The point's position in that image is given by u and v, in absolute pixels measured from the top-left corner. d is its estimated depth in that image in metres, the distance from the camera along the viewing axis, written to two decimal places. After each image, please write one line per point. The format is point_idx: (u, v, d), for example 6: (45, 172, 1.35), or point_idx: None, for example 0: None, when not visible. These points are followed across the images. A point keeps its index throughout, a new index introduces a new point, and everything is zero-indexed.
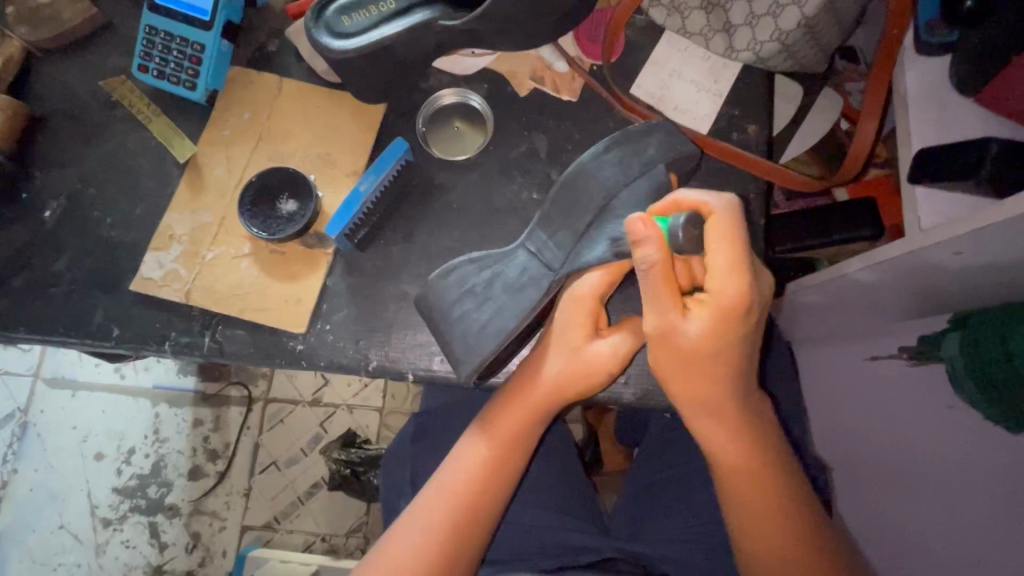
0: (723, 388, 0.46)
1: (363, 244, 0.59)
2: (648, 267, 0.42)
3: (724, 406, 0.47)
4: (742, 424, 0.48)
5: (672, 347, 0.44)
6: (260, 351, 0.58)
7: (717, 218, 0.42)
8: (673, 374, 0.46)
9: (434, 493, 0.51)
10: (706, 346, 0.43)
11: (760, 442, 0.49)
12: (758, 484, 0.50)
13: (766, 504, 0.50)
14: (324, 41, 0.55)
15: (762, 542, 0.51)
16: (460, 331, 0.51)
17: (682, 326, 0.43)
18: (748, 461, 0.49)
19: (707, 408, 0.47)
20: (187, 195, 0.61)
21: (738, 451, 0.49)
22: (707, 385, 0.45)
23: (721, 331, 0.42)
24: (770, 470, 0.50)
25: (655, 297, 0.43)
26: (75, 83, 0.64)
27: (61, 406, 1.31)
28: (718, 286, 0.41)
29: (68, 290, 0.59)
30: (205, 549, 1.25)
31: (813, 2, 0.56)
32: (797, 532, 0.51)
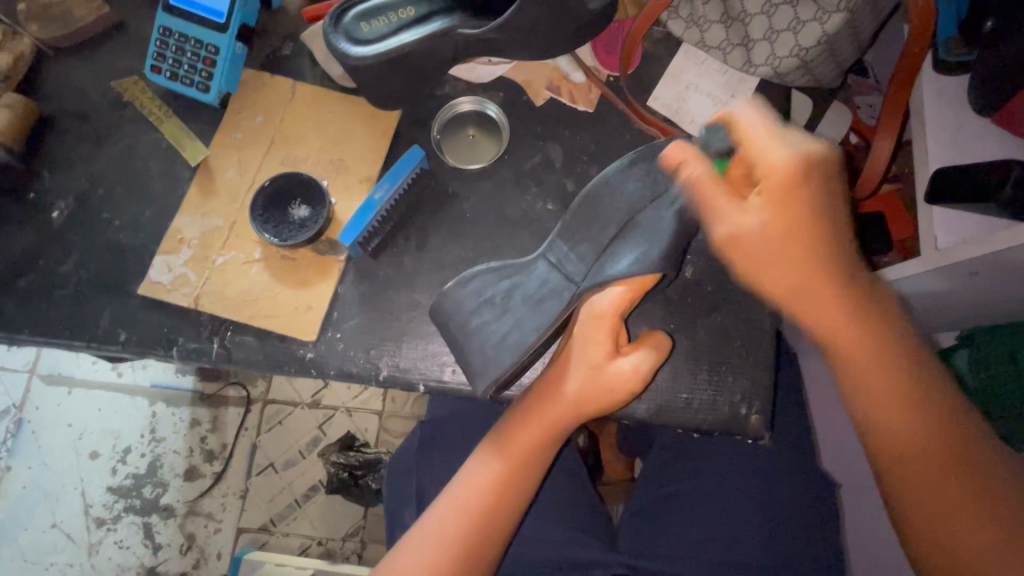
0: (822, 250, 0.44)
1: (376, 252, 0.59)
2: (698, 178, 0.46)
3: (864, 304, 0.46)
4: (888, 338, 0.46)
5: (742, 249, 0.46)
6: (269, 358, 0.57)
7: (740, 116, 0.44)
8: (756, 269, 0.46)
9: (444, 512, 0.51)
10: (796, 239, 0.44)
11: (909, 356, 0.47)
12: (901, 414, 0.47)
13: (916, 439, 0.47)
14: (342, 47, 0.54)
15: (938, 501, 0.46)
16: (478, 343, 0.50)
17: (745, 220, 0.45)
18: (880, 359, 0.46)
19: (830, 317, 0.46)
20: (198, 199, 0.60)
21: (871, 362, 0.46)
22: (810, 265, 0.44)
23: (785, 194, 0.43)
24: (918, 397, 0.47)
25: (708, 206, 0.46)
26: (85, 82, 0.63)
27: (56, 404, 1.29)
28: (773, 160, 0.43)
29: (73, 292, 0.58)
30: (200, 551, 1.24)
31: (834, 20, 0.56)
32: (966, 478, 0.46)
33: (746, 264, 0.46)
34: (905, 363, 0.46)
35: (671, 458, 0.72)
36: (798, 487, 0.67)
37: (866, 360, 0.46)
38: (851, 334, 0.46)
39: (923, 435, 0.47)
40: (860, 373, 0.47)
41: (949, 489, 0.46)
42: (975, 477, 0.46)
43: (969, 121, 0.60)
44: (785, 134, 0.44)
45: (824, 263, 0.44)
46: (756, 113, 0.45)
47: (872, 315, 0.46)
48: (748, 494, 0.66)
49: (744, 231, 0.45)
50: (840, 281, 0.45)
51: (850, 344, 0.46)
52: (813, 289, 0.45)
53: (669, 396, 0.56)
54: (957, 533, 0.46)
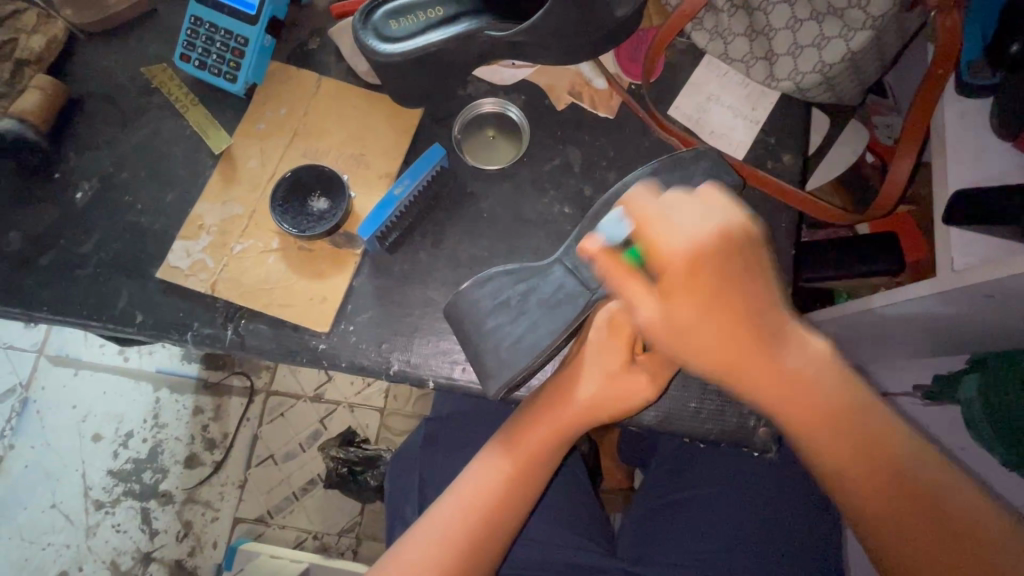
0: (749, 344, 0.40)
1: (392, 247, 0.59)
2: (604, 266, 0.41)
3: (773, 352, 0.40)
4: (793, 376, 0.41)
5: (661, 335, 0.41)
6: (281, 347, 0.57)
7: (636, 203, 0.39)
8: (686, 351, 0.41)
9: (451, 505, 0.51)
10: (700, 319, 0.39)
11: (838, 384, 0.42)
12: (844, 456, 0.43)
13: (868, 475, 0.43)
14: (371, 44, 0.55)
15: (911, 545, 0.43)
16: (492, 344, 0.50)
17: (642, 309, 0.40)
18: (841, 408, 0.42)
19: (757, 377, 0.41)
20: (219, 186, 0.61)
21: (806, 403, 0.42)
22: (738, 351, 0.40)
23: (690, 281, 0.38)
24: (875, 443, 0.43)
25: (618, 287, 0.41)
26: (115, 67, 0.64)
27: (62, 385, 1.31)
28: (671, 250, 0.37)
29: (91, 273, 0.59)
30: (195, 539, 1.25)
31: (860, 37, 0.56)
32: (931, 518, 0.43)
33: (687, 354, 0.41)
34: (838, 386, 0.42)
35: (674, 467, 0.72)
36: (801, 503, 0.66)
37: (808, 402, 0.42)
38: (787, 389, 0.41)
39: (871, 467, 0.43)
40: (800, 413, 0.42)
41: (918, 539, 0.43)
42: (933, 500, 0.43)
43: (989, 144, 0.61)
44: (671, 202, 0.38)
45: (737, 316, 0.39)
46: (656, 202, 0.38)
47: (827, 380, 0.41)
48: (751, 507, 0.66)
49: (660, 322, 0.40)
50: (751, 329, 0.40)
51: (802, 395, 0.42)
52: (738, 356, 0.40)
53: (679, 403, 0.56)
54: None
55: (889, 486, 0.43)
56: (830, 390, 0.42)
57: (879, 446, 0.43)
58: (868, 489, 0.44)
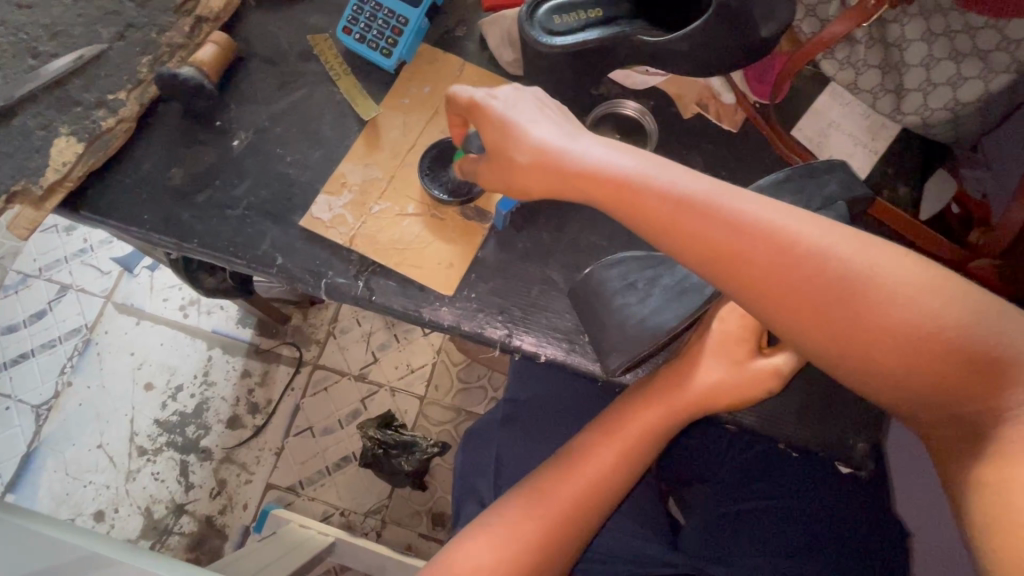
0: (600, 186, 0.48)
1: (518, 225, 0.63)
2: (473, 168, 0.55)
3: (711, 216, 0.44)
4: (732, 230, 0.44)
5: (545, 175, 0.50)
6: (406, 304, 0.61)
7: (461, 97, 0.53)
8: (569, 192, 0.50)
9: (556, 474, 0.54)
10: (624, 202, 0.47)
11: (786, 232, 0.43)
12: (823, 321, 0.42)
13: (847, 332, 0.42)
14: (535, 36, 0.59)
15: (899, 384, 0.42)
16: (618, 321, 0.53)
17: (513, 162, 0.51)
18: (739, 263, 0.44)
19: (698, 249, 0.45)
20: (363, 150, 0.66)
21: (733, 270, 0.44)
22: (612, 188, 0.47)
23: (574, 182, 0.49)
24: (804, 279, 0.43)
25: (488, 176, 0.54)
26: (279, 32, 0.70)
27: (125, 331, 1.37)
28: (470, 108, 0.53)
29: (241, 214, 0.64)
30: (228, 498, 1.28)
31: (1000, 80, 0.58)
32: (899, 340, 0.41)
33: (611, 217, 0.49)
34: (773, 240, 0.43)
35: (741, 480, 0.69)
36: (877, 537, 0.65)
37: (753, 264, 0.43)
38: (723, 267, 0.44)
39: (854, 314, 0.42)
40: (750, 290, 0.44)
41: (900, 366, 0.41)
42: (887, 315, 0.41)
43: None
44: (511, 97, 0.53)
45: (652, 208, 0.46)
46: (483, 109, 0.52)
47: (683, 214, 0.45)
48: (822, 523, 0.65)
49: (528, 174, 0.50)
50: (687, 222, 0.45)
51: (688, 249, 0.45)
52: (602, 194, 0.48)
53: (778, 409, 0.57)
54: (942, 401, 0.41)
55: (891, 347, 0.41)
56: (695, 222, 0.45)
57: (799, 276, 0.43)
58: (818, 347, 0.43)
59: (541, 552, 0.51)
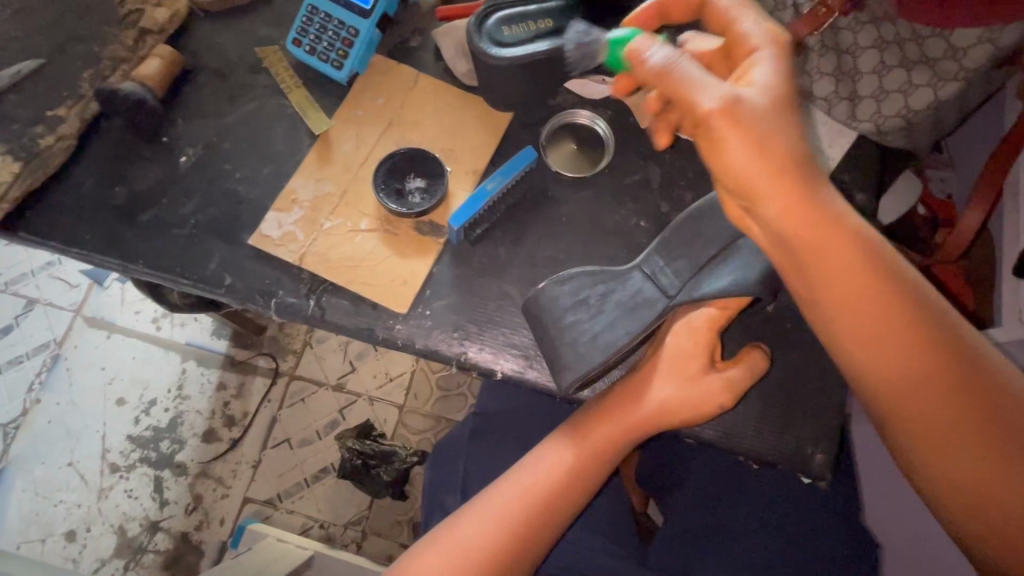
0: (781, 157, 0.41)
1: (474, 239, 0.61)
2: (657, 64, 0.42)
3: (835, 229, 0.43)
4: (841, 244, 0.43)
5: (754, 120, 0.40)
6: (359, 322, 0.59)
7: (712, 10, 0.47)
8: (715, 159, 0.42)
9: (513, 492, 0.52)
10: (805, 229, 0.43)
11: (897, 267, 0.44)
12: (900, 368, 0.44)
13: (922, 387, 0.44)
14: (484, 47, 0.58)
15: (939, 444, 0.44)
16: (570, 338, 0.52)
17: (748, 98, 0.41)
18: (842, 274, 0.43)
19: (814, 262, 0.43)
20: (315, 164, 0.64)
21: (830, 280, 0.43)
22: (791, 170, 0.41)
23: (744, 134, 0.40)
24: (897, 313, 0.43)
25: (690, 81, 0.41)
26: (228, 44, 0.68)
27: (94, 346, 1.34)
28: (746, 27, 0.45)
29: (188, 233, 0.62)
30: (204, 513, 1.25)
31: (950, 88, 0.59)
32: (961, 401, 0.43)
33: (712, 168, 0.43)
34: (877, 270, 0.43)
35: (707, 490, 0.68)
36: (843, 541, 0.65)
37: (847, 285, 0.43)
38: (854, 302, 0.43)
39: (936, 367, 0.43)
40: (838, 309, 0.44)
41: (950, 426, 0.44)
42: (964, 379, 0.43)
43: None
44: (740, 18, 0.46)
45: (851, 246, 0.43)
46: (686, 62, 0.42)
47: (809, 215, 0.42)
48: (786, 530, 0.65)
49: (750, 118, 0.40)
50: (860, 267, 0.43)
51: (798, 241, 0.43)
52: (787, 178, 0.41)
53: (738, 419, 0.57)
54: (977, 471, 0.43)
55: (944, 405, 0.43)
56: (820, 225, 0.42)
57: (892, 307, 0.43)
58: (881, 378, 0.45)
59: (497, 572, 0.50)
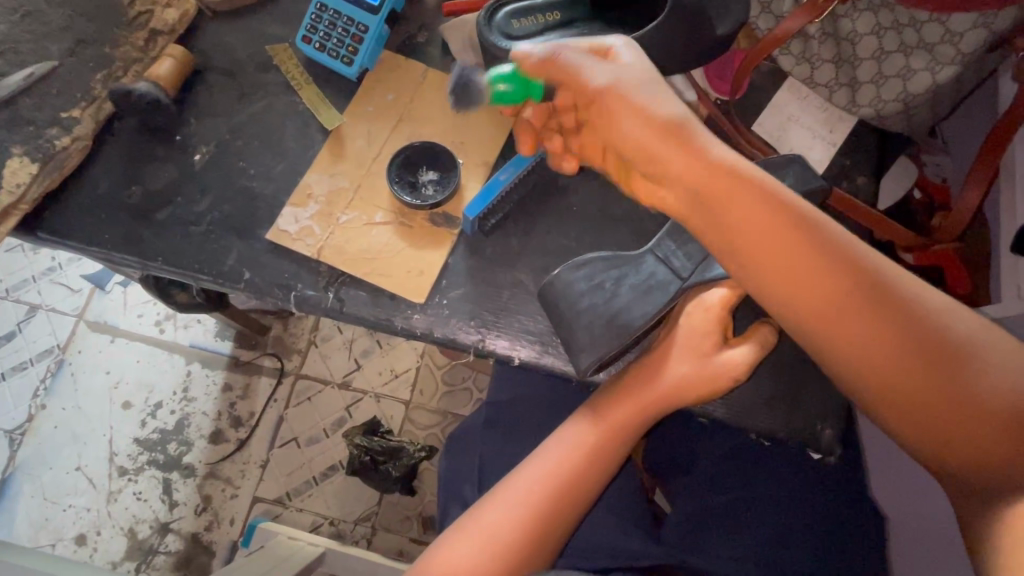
0: (657, 119, 0.47)
1: (487, 230, 0.63)
2: (553, 60, 0.51)
3: (733, 180, 0.46)
4: (741, 191, 0.46)
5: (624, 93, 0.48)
6: (377, 314, 0.61)
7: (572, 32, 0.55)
8: (615, 129, 0.49)
9: (532, 475, 0.54)
10: (725, 185, 0.46)
11: (807, 216, 0.45)
12: (848, 318, 0.44)
13: (859, 336, 0.44)
14: (495, 40, 0.59)
15: (894, 393, 0.44)
16: (586, 322, 0.53)
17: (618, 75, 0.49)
18: (751, 222, 0.45)
19: (719, 211, 0.46)
20: (328, 160, 0.65)
21: (742, 230, 0.46)
22: (671, 131, 0.47)
23: (620, 108, 0.48)
24: (811, 254, 0.44)
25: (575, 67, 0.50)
26: (236, 43, 0.69)
27: (99, 350, 1.34)
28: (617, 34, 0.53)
29: (205, 230, 0.63)
30: (214, 514, 1.26)
31: (947, 71, 0.61)
32: (905, 343, 0.43)
33: (612, 137, 0.50)
34: (788, 216, 0.45)
35: (720, 471, 0.69)
36: (850, 513, 0.67)
37: (756, 233, 0.45)
38: (788, 258, 0.44)
39: (862, 311, 0.43)
40: (757, 262, 0.46)
41: (897, 370, 0.43)
42: (902, 320, 0.43)
43: None
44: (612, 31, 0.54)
45: (779, 199, 0.45)
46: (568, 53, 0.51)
47: (700, 165, 0.46)
48: (799, 508, 0.66)
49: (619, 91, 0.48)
50: (795, 217, 0.45)
51: (696, 193, 0.47)
52: (665, 130, 0.47)
53: (748, 398, 0.59)
54: (935, 414, 0.43)
55: (883, 347, 0.43)
56: (712, 174, 0.46)
57: (810, 254, 0.44)
58: (816, 329, 0.45)
59: (519, 554, 0.52)
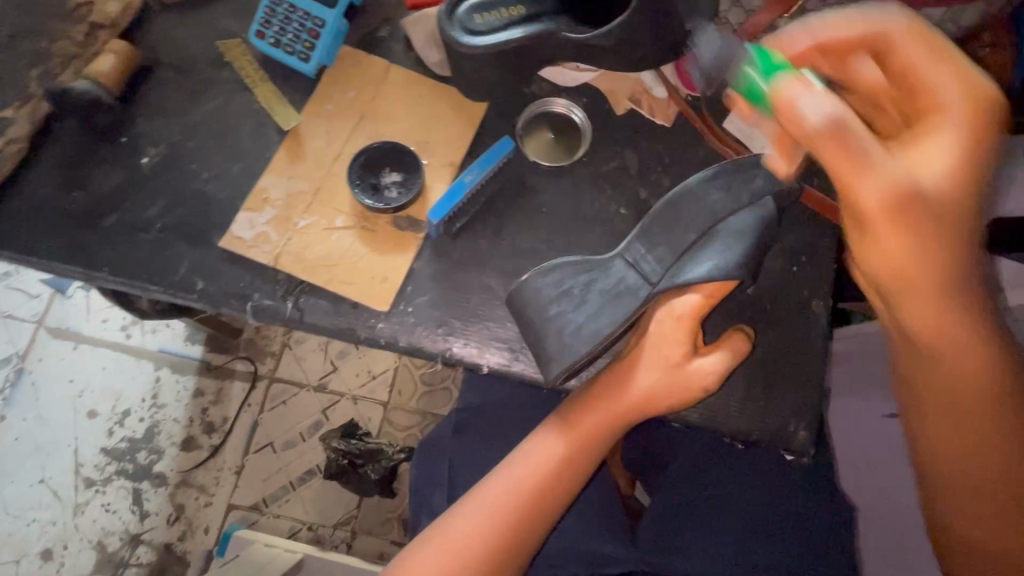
0: (865, 176, 0.40)
1: (453, 233, 0.61)
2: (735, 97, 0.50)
3: (931, 241, 0.41)
4: (927, 255, 0.42)
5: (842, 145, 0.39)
6: (339, 322, 0.58)
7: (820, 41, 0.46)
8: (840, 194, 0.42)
9: (503, 486, 0.52)
10: (912, 258, 0.42)
11: (936, 273, 0.43)
12: (971, 392, 0.49)
13: (972, 395, 0.50)
14: (456, 36, 0.57)
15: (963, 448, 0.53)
16: (555, 330, 0.52)
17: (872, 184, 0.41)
18: (920, 304, 0.45)
19: (901, 271, 0.43)
20: (285, 161, 0.62)
21: (913, 300, 0.45)
22: (868, 183, 0.40)
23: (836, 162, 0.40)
24: (949, 309, 0.44)
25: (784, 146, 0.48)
26: (186, 38, 0.65)
27: (61, 357, 1.28)
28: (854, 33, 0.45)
29: (154, 238, 0.59)
30: (187, 523, 1.22)
31: None
32: (964, 409, 0.51)
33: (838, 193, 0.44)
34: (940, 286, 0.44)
35: (694, 470, 0.69)
36: (824, 509, 0.67)
37: (914, 300, 0.45)
38: (937, 332, 0.46)
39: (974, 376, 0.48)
40: (905, 321, 0.47)
41: (987, 431, 0.51)
42: (951, 377, 0.49)
43: None
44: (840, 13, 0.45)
45: (951, 222, 0.41)
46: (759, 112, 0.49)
47: (915, 227, 0.41)
48: (773, 507, 0.66)
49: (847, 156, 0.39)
50: (938, 268, 0.43)
51: (898, 263, 0.43)
52: (867, 190, 0.40)
53: (722, 401, 0.58)
54: (973, 465, 0.53)
55: (974, 406, 0.50)
56: (901, 237, 0.41)
57: (959, 334, 0.46)
58: (935, 391, 0.50)
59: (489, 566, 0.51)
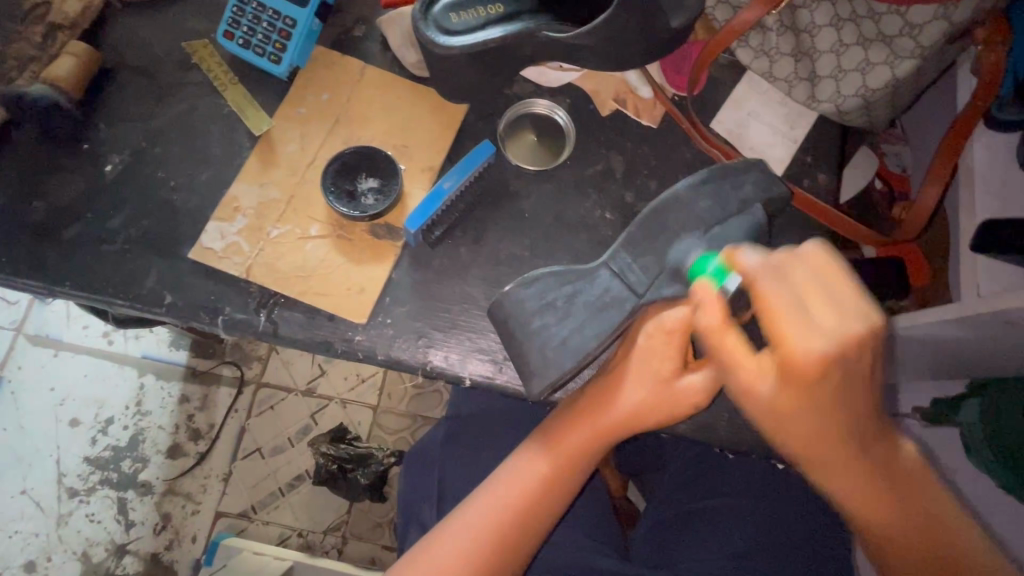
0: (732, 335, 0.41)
1: (433, 241, 0.58)
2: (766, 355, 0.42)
3: (792, 405, 0.39)
4: (781, 413, 0.40)
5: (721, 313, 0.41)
6: (315, 335, 0.56)
7: (770, 277, 0.38)
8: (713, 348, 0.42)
9: (486, 504, 0.50)
10: (785, 411, 0.39)
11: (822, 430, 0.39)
12: (906, 534, 0.43)
13: (908, 542, 0.43)
14: (431, 35, 0.54)
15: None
16: (538, 344, 0.50)
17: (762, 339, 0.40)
18: (819, 453, 0.41)
19: (781, 428, 0.40)
20: (257, 167, 0.60)
21: (803, 451, 0.41)
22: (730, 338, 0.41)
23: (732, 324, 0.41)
24: (834, 467, 0.41)
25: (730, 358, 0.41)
26: (151, 39, 0.62)
27: (40, 365, 1.25)
28: (764, 289, 0.38)
29: (120, 249, 0.57)
30: (174, 532, 1.20)
31: (906, 66, 0.57)
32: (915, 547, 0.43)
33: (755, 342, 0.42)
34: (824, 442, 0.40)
35: (692, 475, 0.70)
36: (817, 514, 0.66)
37: (807, 456, 0.41)
38: (836, 480, 0.42)
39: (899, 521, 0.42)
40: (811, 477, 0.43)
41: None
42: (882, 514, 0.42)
43: None
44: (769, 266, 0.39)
45: (801, 384, 0.38)
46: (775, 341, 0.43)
47: (765, 383, 0.40)
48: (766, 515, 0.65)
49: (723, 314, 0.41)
50: (818, 425, 0.39)
51: (776, 419, 0.40)
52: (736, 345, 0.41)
53: (713, 412, 0.56)
54: None
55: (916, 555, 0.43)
56: (761, 393, 0.40)
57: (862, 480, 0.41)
58: (876, 538, 0.44)
59: None
